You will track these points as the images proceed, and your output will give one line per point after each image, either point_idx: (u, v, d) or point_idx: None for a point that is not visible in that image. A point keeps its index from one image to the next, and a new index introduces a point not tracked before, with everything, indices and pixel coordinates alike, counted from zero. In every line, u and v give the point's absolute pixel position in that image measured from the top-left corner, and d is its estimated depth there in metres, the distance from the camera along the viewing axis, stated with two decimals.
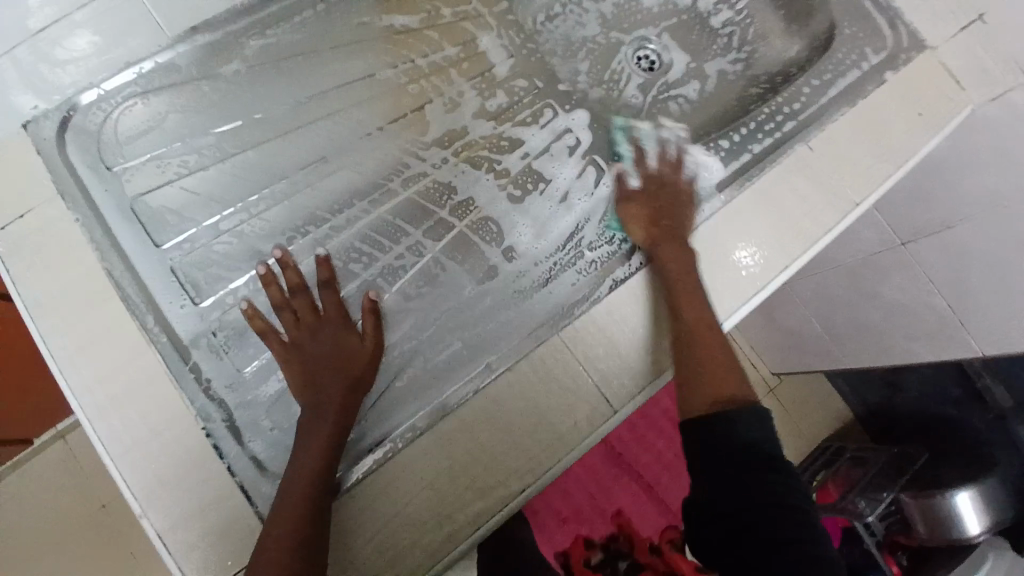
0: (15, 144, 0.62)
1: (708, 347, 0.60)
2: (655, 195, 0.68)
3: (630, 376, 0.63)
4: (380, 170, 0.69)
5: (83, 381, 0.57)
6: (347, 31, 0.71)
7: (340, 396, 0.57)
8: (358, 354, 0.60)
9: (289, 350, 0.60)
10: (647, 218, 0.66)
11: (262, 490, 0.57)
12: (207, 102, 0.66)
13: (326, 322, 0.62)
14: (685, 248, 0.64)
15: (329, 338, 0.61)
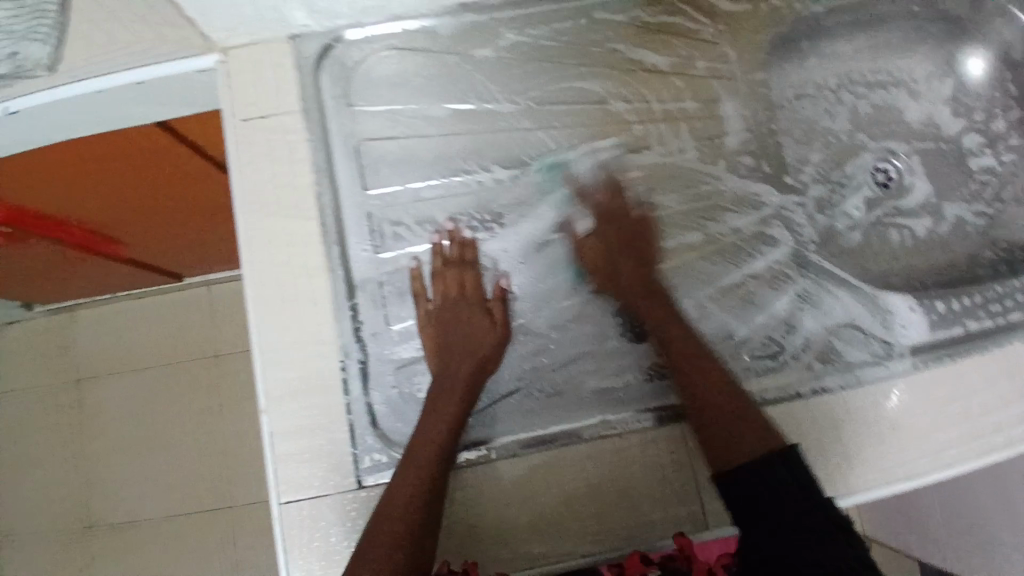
0: (283, 54, 0.69)
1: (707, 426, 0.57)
2: (608, 228, 0.68)
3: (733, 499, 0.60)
4: (578, 197, 0.69)
5: (257, 277, 0.63)
6: (599, 53, 0.72)
7: (469, 374, 0.61)
8: (488, 337, 0.63)
9: (432, 320, 0.64)
10: (601, 247, 0.67)
11: (367, 439, 0.62)
12: (449, 75, 0.70)
13: (470, 298, 0.65)
14: (590, 268, 0.67)
15: (466, 313, 0.64)
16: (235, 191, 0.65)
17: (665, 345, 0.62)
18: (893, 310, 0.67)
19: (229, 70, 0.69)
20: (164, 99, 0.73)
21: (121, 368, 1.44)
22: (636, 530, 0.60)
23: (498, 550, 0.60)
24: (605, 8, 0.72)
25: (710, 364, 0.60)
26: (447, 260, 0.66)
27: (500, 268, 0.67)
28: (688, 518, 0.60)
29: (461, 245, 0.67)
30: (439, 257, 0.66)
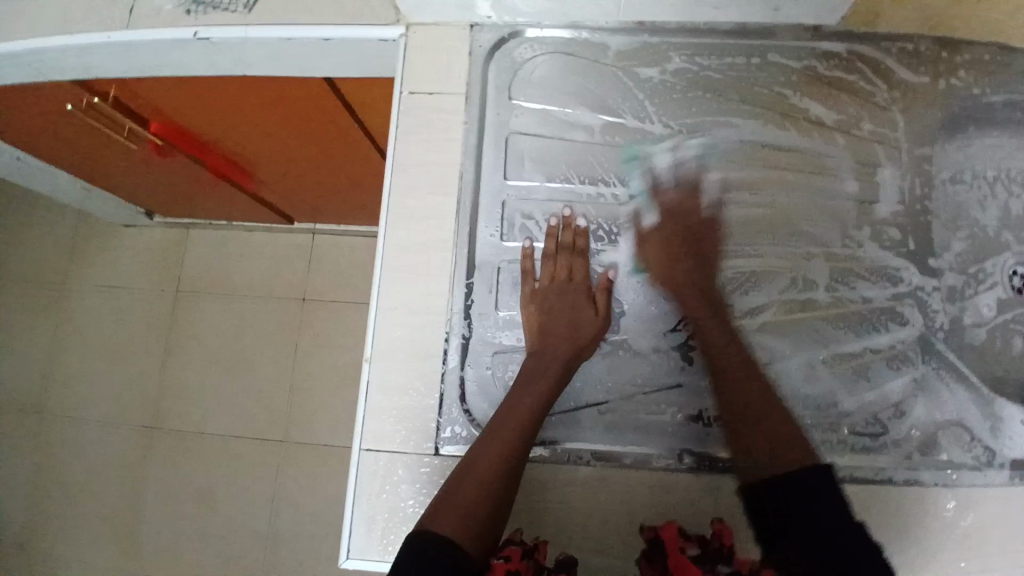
0: (461, 37, 0.73)
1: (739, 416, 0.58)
2: (677, 231, 0.68)
3: None
4: (704, 224, 0.68)
5: (394, 238, 0.67)
6: (763, 95, 0.71)
7: (564, 356, 0.62)
8: (589, 325, 0.64)
9: (535, 300, 0.65)
10: (672, 241, 0.67)
11: (453, 411, 0.64)
12: (609, 87, 0.72)
13: (578, 283, 0.66)
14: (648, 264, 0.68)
15: (572, 296, 0.65)
16: (390, 156, 0.70)
17: (707, 351, 0.63)
18: (1003, 417, 0.67)
19: (408, 43, 0.73)
20: (342, 58, 0.79)
21: (217, 290, 1.55)
22: None
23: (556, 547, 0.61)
24: (779, 53, 0.72)
25: (755, 375, 0.60)
26: (559, 244, 0.67)
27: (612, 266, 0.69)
28: None
29: (576, 232, 0.68)
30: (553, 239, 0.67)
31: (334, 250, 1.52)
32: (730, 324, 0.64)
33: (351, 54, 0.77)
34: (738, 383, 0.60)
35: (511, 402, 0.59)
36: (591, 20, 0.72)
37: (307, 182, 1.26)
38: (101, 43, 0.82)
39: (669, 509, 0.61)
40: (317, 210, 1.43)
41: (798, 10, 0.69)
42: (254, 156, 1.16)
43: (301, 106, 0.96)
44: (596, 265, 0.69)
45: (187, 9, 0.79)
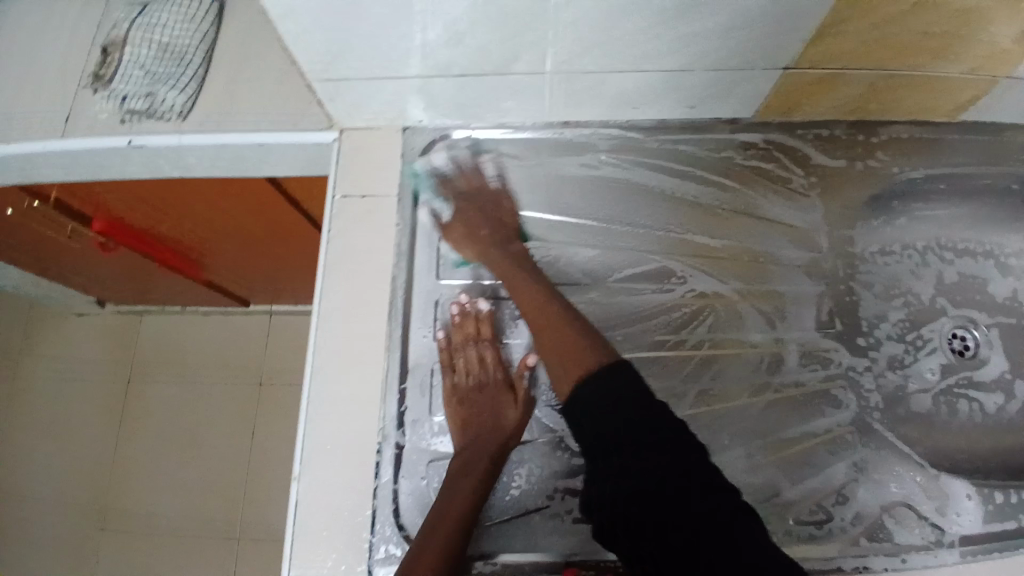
0: (394, 140, 0.75)
1: (572, 371, 0.57)
2: (471, 208, 0.72)
3: None
4: (625, 309, 0.70)
5: (328, 346, 0.66)
6: (684, 189, 0.75)
7: (493, 448, 0.61)
8: (511, 415, 0.64)
9: (455, 394, 0.64)
10: (476, 227, 0.70)
11: (387, 529, 0.61)
12: (540, 187, 0.75)
13: (500, 370, 0.66)
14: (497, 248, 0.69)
15: (494, 384, 0.65)
16: (322, 260, 0.69)
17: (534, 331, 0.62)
18: (950, 494, 0.67)
19: (342, 147, 0.74)
20: (279, 162, 0.79)
21: (171, 376, 1.49)
22: None
23: None
24: (702, 147, 0.75)
25: (546, 311, 0.62)
26: (470, 334, 0.67)
27: (530, 349, 0.69)
28: None
29: (483, 320, 0.68)
30: (461, 327, 0.67)
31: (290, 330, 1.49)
32: (552, 294, 0.65)
33: (287, 157, 0.78)
34: (550, 351, 0.60)
35: (442, 502, 0.57)
36: (519, 121, 0.74)
37: (258, 268, 1.25)
38: (33, 153, 0.80)
39: None
40: (271, 293, 1.41)
41: (717, 105, 0.72)
42: (201, 246, 1.14)
43: (246, 202, 0.97)
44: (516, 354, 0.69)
45: (122, 116, 0.78)
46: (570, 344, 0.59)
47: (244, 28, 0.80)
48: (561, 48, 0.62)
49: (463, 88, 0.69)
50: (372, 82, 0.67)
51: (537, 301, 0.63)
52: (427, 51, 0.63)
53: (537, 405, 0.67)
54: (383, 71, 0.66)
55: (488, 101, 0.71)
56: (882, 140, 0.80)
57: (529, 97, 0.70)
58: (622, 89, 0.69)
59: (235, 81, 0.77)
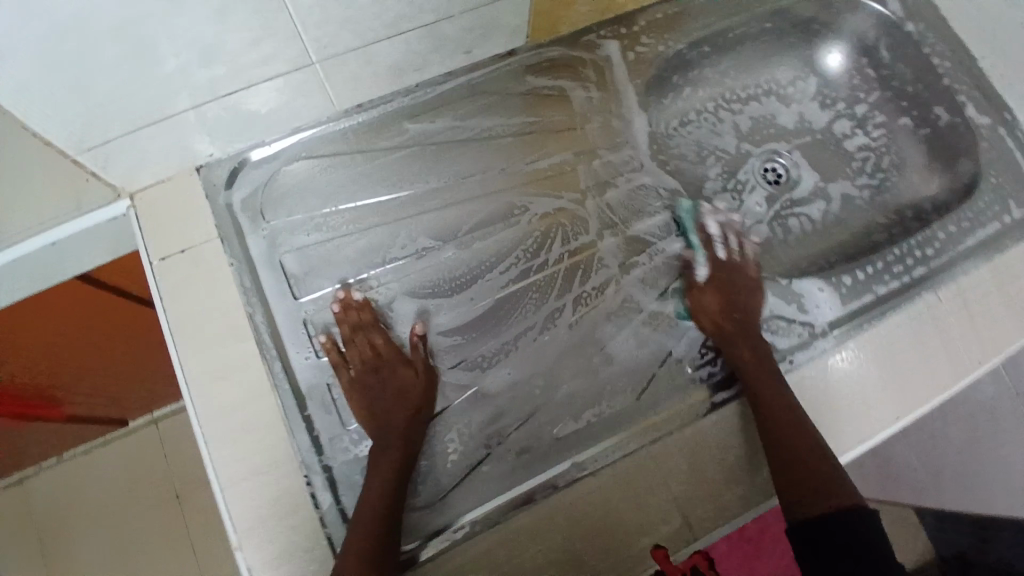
0: (192, 183, 0.71)
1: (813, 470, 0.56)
2: (722, 275, 0.71)
3: None
4: (484, 254, 0.72)
5: (208, 409, 0.62)
6: (495, 126, 0.77)
7: (403, 426, 0.62)
8: (416, 388, 0.65)
9: (355, 387, 0.64)
10: (720, 299, 0.68)
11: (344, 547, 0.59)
12: (360, 170, 0.74)
13: (388, 352, 0.66)
14: (758, 342, 0.65)
15: (387, 367, 0.65)
16: (166, 327, 0.65)
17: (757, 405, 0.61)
18: (805, 293, 0.77)
19: (139, 213, 0.70)
20: (79, 252, 0.72)
21: (73, 532, 1.30)
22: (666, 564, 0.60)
23: None
24: (493, 85, 0.78)
25: (795, 426, 0.58)
26: (352, 325, 0.67)
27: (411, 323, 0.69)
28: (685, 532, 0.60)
29: (358, 307, 0.67)
30: (342, 321, 0.66)
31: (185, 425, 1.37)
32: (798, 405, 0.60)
33: (85, 244, 0.72)
34: (794, 435, 0.58)
35: (369, 485, 0.58)
36: (312, 121, 0.73)
37: (120, 376, 1.15)
38: None
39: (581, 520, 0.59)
40: (148, 397, 1.29)
41: (489, 43, 0.76)
42: (44, 381, 1.03)
43: (66, 314, 0.87)
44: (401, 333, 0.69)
45: None
46: (818, 455, 0.57)
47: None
48: (318, 33, 0.62)
49: (241, 104, 0.67)
50: (141, 131, 0.64)
51: (774, 378, 0.61)
52: (184, 81, 0.60)
53: (439, 370, 0.68)
54: (150, 114, 0.62)
55: (272, 112, 0.69)
56: (641, 27, 0.88)
57: (311, 95, 0.70)
58: (394, 55, 0.70)
59: None
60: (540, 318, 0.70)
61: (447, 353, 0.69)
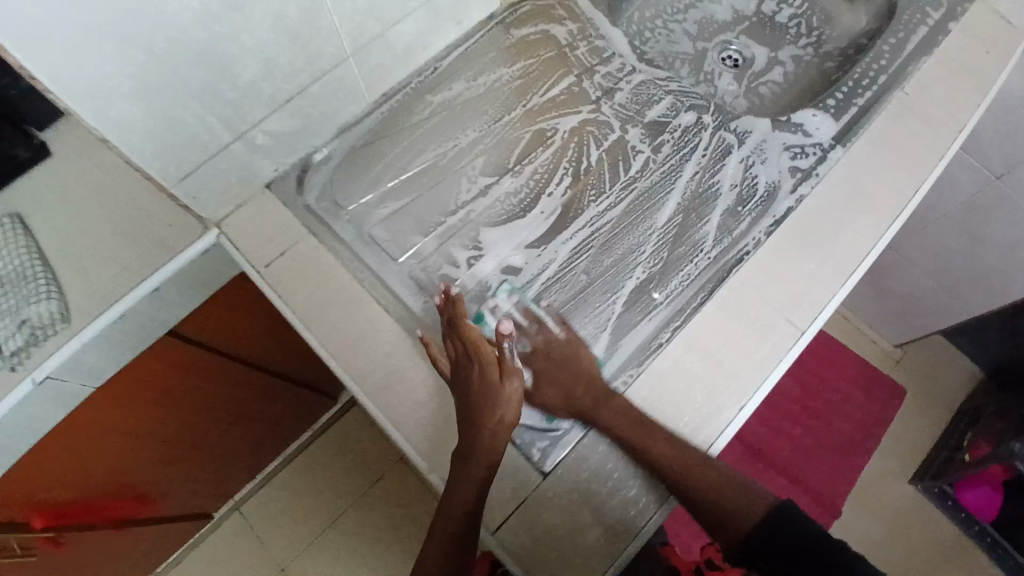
0: (268, 199, 0.79)
1: (718, 487, 0.67)
2: (564, 350, 0.71)
3: (818, 285, 0.76)
4: (537, 174, 0.82)
5: (359, 369, 0.71)
6: (500, 76, 0.87)
7: (495, 420, 0.65)
8: (507, 391, 0.67)
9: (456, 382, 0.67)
10: (559, 393, 0.68)
11: (525, 434, 0.69)
12: (406, 143, 0.83)
13: (479, 355, 0.67)
14: (611, 406, 0.67)
15: (478, 371, 0.67)
16: (295, 318, 0.73)
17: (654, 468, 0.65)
18: (804, 121, 0.87)
19: (230, 237, 0.77)
20: (180, 295, 0.79)
21: None
22: (790, 352, 0.73)
23: (615, 538, 0.65)
24: (487, 46, 0.89)
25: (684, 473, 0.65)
26: (449, 320, 0.70)
27: (501, 252, 0.77)
28: (787, 330, 0.74)
29: (451, 303, 0.70)
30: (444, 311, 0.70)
31: (270, 496, 1.43)
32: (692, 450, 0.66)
33: (184, 284, 0.79)
34: (691, 473, 0.65)
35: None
36: (352, 117, 0.82)
37: (209, 452, 1.15)
38: None
39: (702, 345, 0.73)
40: (234, 471, 1.31)
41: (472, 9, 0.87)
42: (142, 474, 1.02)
43: (168, 388, 0.92)
44: (494, 260, 0.77)
45: (7, 366, 0.68)
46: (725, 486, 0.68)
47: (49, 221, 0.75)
48: (349, 27, 0.71)
49: (296, 112, 0.75)
50: (220, 154, 0.71)
51: (654, 437, 0.65)
52: (251, 96, 0.68)
53: (538, 277, 0.76)
54: (224, 137, 0.69)
55: (315, 117, 0.78)
56: None
57: (343, 92, 0.78)
58: (405, 37, 0.80)
59: (79, 263, 0.73)
60: (602, 208, 0.80)
61: (540, 265, 0.77)
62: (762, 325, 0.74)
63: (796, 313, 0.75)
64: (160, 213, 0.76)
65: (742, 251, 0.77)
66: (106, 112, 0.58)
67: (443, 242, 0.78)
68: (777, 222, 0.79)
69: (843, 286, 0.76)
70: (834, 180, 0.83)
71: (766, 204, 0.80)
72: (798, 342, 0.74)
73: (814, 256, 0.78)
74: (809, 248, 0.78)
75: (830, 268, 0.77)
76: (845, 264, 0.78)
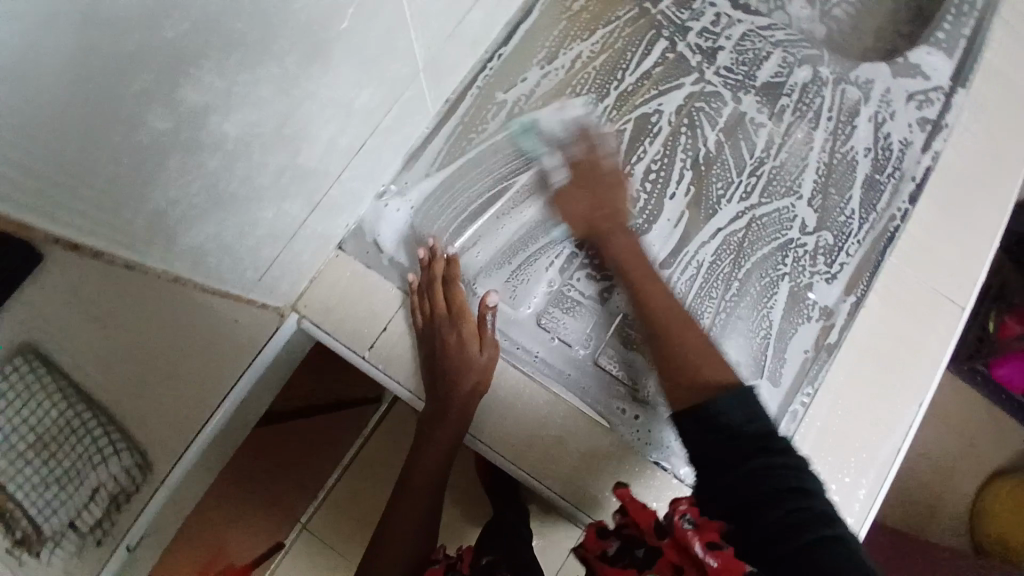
0: (347, 264, 0.63)
1: (680, 336, 0.59)
2: (598, 194, 0.67)
3: (967, 257, 0.70)
4: (651, 173, 0.70)
5: (522, 454, 0.61)
6: (578, 51, 0.72)
7: (476, 369, 0.61)
8: (477, 345, 0.62)
9: (428, 342, 0.62)
10: (587, 217, 0.66)
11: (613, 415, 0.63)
12: (490, 160, 0.68)
13: (460, 324, 0.62)
14: (631, 233, 0.66)
15: (459, 339, 0.62)
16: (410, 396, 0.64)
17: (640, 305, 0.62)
18: (919, 61, 0.76)
19: (316, 322, 0.62)
20: (263, 391, 0.66)
21: None
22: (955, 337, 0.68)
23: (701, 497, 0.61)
24: (551, 16, 0.72)
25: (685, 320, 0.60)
26: (427, 281, 0.63)
27: None
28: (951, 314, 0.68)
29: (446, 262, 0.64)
30: (432, 264, 0.64)
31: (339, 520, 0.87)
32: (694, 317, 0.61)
33: (267, 381, 0.64)
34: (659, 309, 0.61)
35: (392, 520, 0.64)
36: (417, 140, 0.66)
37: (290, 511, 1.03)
38: None
39: (874, 347, 0.67)
40: None
41: None
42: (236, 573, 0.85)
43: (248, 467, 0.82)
44: None
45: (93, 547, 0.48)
46: (690, 334, 0.59)
47: (88, 341, 0.43)
48: (426, 38, 0.54)
49: (370, 154, 0.58)
50: (298, 232, 0.55)
51: (661, 287, 0.62)
52: (328, 155, 0.51)
53: (683, 298, 0.67)
54: (303, 210, 0.54)
55: (386, 153, 0.61)
56: None
57: (413, 114, 0.61)
58: (475, 28, 0.63)
59: (143, 397, 0.48)
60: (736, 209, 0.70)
61: (677, 284, 0.67)
62: (920, 313, 0.68)
63: (954, 292, 0.69)
64: (228, 302, 0.53)
65: (891, 225, 0.70)
66: (173, 234, 0.41)
67: (565, 275, 0.67)
68: (919, 188, 0.71)
69: (989, 252, 0.70)
70: (964, 126, 0.74)
71: (901, 167, 0.72)
72: (958, 325, 0.68)
73: (955, 225, 0.71)
74: (950, 214, 0.71)
75: (976, 234, 0.71)
76: (987, 227, 0.71)
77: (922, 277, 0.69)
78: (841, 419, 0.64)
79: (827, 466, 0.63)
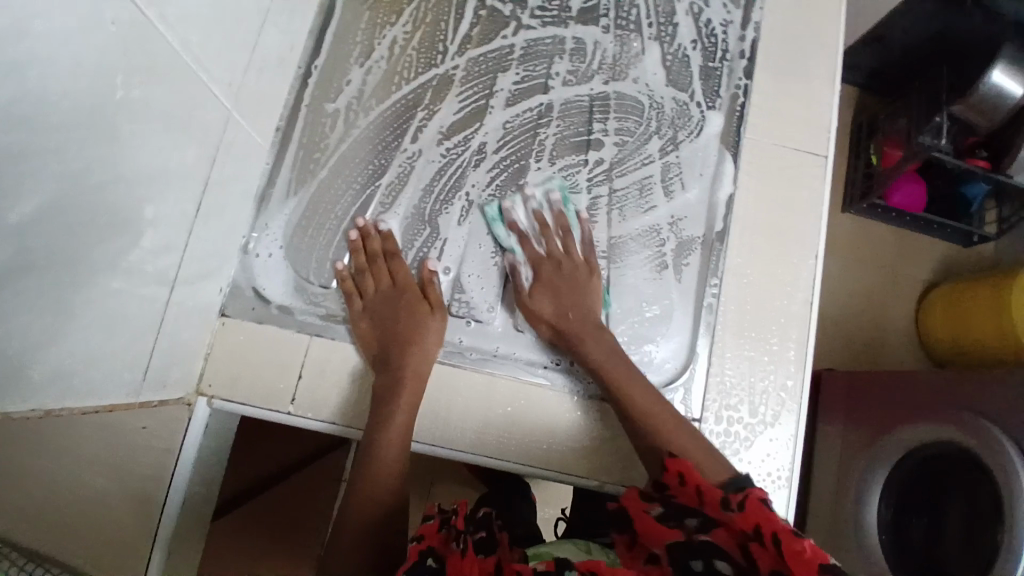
0: (236, 328, 0.62)
1: (669, 439, 0.54)
2: (556, 270, 0.65)
3: (814, 108, 0.74)
4: (505, 129, 0.70)
5: (476, 441, 0.62)
6: (392, 38, 0.70)
7: (426, 331, 0.62)
8: (423, 311, 0.63)
9: (367, 314, 0.63)
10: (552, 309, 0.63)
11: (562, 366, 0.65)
12: (344, 172, 0.66)
13: (404, 292, 0.63)
14: (604, 335, 0.62)
15: (405, 305, 0.62)
16: (333, 428, 0.61)
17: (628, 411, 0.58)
18: None
19: (226, 399, 0.60)
20: (203, 480, 0.64)
21: None
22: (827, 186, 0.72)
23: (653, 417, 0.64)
24: (353, 11, 0.70)
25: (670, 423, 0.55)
26: (366, 253, 0.64)
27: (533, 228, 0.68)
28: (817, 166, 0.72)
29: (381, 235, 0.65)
30: (368, 236, 0.65)
31: None
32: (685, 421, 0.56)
33: (202, 469, 0.63)
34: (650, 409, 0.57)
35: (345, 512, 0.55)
36: (261, 180, 0.64)
37: None
38: None
39: (759, 222, 0.70)
40: None
41: None
42: None
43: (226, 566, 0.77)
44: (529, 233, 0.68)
45: None
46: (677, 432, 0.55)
47: None
48: (224, 77, 0.52)
49: (215, 213, 0.56)
50: (168, 316, 0.53)
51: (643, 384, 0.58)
52: (167, 231, 0.49)
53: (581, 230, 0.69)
54: (164, 293, 0.51)
55: (231, 205, 0.59)
56: None
57: (243, 156, 0.59)
58: (276, 49, 0.60)
59: None
60: (597, 138, 0.71)
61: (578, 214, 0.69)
62: (789, 175, 0.72)
63: (812, 144, 0.73)
64: (133, 412, 0.52)
65: (736, 103, 0.74)
66: (24, 378, 0.38)
67: (463, 252, 0.67)
68: (749, 61, 0.75)
69: (833, 97, 0.74)
70: None
71: (728, 47, 0.75)
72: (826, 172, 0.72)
73: (794, 83, 0.75)
74: (786, 75, 0.75)
75: (815, 84, 0.75)
76: (823, 75, 0.75)
77: (781, 141, 0.73)
78: (751, 293, 0.68)
79: (752, 343, 0.66)
